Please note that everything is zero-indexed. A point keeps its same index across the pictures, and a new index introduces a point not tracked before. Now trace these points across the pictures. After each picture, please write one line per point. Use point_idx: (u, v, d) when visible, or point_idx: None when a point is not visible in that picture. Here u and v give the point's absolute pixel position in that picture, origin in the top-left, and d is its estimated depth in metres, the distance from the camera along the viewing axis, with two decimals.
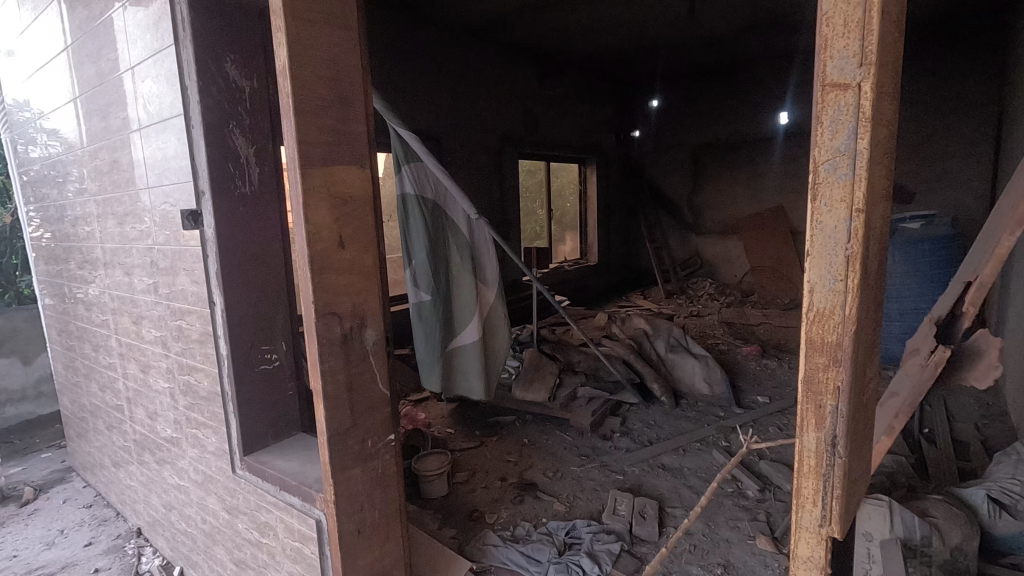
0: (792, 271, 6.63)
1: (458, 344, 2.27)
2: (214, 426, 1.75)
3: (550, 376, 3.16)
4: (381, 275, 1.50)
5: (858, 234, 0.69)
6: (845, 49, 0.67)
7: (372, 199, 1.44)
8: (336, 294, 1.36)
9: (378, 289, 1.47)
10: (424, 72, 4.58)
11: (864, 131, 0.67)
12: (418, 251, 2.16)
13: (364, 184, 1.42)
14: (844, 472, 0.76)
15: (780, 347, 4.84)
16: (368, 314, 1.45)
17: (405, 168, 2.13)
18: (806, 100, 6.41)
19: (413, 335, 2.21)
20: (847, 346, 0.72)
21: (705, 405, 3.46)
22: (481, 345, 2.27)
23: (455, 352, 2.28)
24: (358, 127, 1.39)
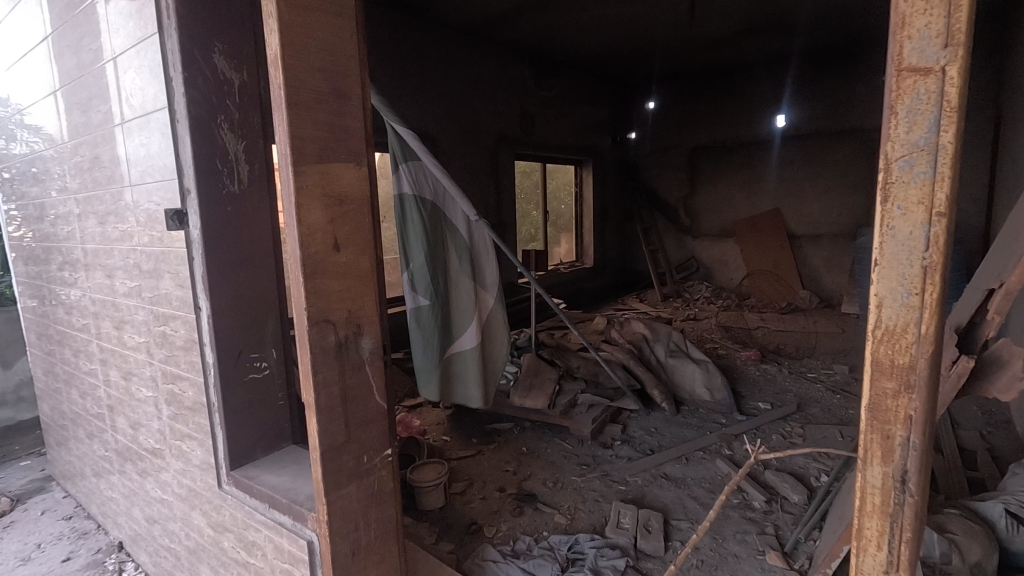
0: (790, 275, 6.66)
1: (456, 350, 2.19)
2: (200, 438, 1.66)
3: (549, 383, 3.04)
4: (379, 280, 1.41)
5: (937, 240, 0.68)
6: (927, 27, 0.65)
7: (369, 199, 1.35)
8: (330, 300, 1.27)
9: (375, 294, 1.38)
10: (420, 71, 4.50)
11: (947, 123, 0.65)
12: (417, 253, 2.05)
13: (361, 183, 1.33)
14: (915, 514, 0.75)
15: (779, 351, 4.78)
16: (364, 321, 1.36)
17: (403, 165, 2.01)
18: (802, 103, 6.39)
19: (411, 343, 2.09)
20: (921, 369, 0.71)
21: (705, 412, 3.40)
22: (480, 351, 2.19)
23: (452, 359, 2.19)
24: (355, 121, 1.30)
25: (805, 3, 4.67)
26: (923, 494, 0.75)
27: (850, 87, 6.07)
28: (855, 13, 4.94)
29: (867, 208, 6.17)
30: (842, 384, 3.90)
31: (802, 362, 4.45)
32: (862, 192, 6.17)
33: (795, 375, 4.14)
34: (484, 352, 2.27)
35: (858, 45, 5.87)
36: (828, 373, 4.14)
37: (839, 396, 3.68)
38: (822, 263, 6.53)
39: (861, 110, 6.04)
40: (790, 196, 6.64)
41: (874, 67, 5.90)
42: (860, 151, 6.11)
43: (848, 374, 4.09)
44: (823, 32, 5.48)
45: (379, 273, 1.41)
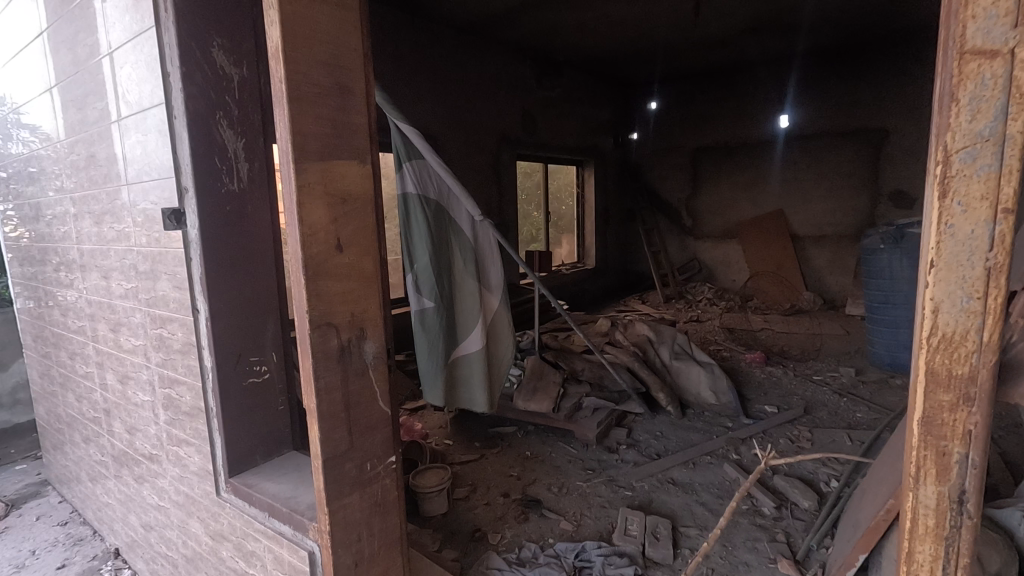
0: (793, 276, 6.62)
1: (460, 353, 2.14)
2: (197, 444, 1.61)
3: (554, 387, 2.99)
4: (383, 282, 1.36)
5: (1002, 238, 0.66)
6: (996, 8, 0.63)
7: (373, 198, 1.31)
8: (333, 302, 1.23)
9: (379, 296, 1.34)
10: (422, 71, 4.46)
11: (1016, 111, 0.63)
12: (421, 254, 2.00)
13: (365, 181, 1.28)
14: (971, 536, 0.74)
15: (784, 353, 4.73)
16: (368, 325, 1.31)
17: (407, 163, 1.97)
18: (805, 103, 6.35)
19: (415, 346, 2.04)
20: (983, 377, 0.69)
21: (711, 416, 3.35)
22: (485, 355, 2.15)
23: (457, 362, 2.14)
24: (359, 117, 1.26)
25: (809, 3, 4.63)
26: (979, 515, 0.74)
27: (854, 87, 6.03)
28: (860, 12, 4.90)
29: (871, 209, 6.13)
30: (848, 387, 3.86)
31: (807, 365, 4.41)
32: (866, 193, 6.13)
33: (801, 377, 4.09)
34: (490, 355, 2.23)
35: (862, 45, 5.83)
36: (834, 376, 4.10)
37: (846, 398, 3.63)
38: (826, 264, 6.49)
39: (865, 110, 6.00)
40: (793, 196, 6.60)
41: (878, 67, 5.86)
42: (864, 152, 6.08)
43: (854, 377, 4.04)
44: (827, 32, 5.44)
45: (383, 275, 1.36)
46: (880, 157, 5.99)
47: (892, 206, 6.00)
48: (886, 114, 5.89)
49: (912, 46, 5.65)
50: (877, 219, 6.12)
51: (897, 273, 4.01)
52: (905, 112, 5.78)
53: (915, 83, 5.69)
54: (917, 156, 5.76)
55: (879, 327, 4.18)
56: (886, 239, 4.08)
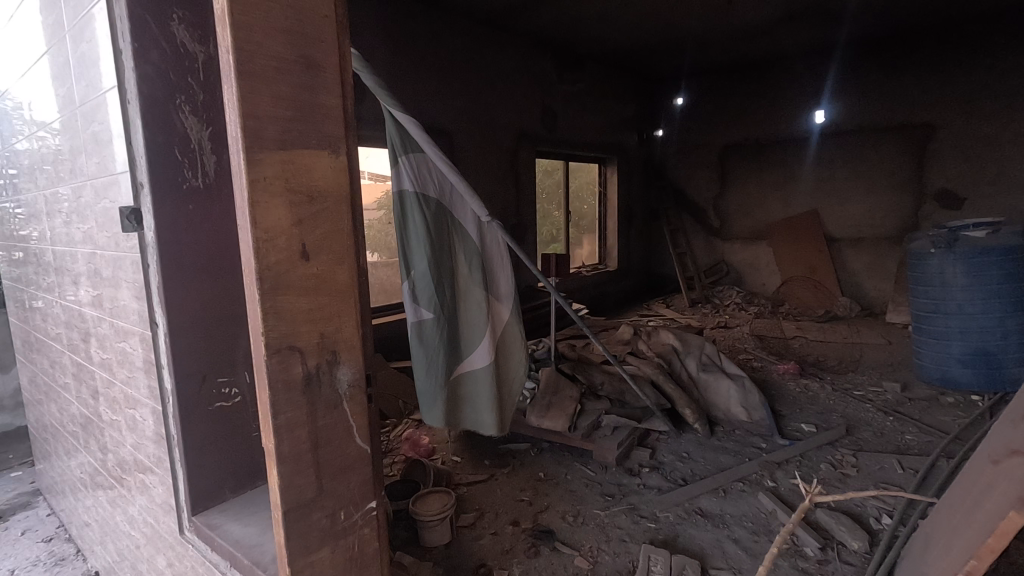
0: (828, 280, 6.26)
1: (464, 369, 1.92)
2: (161, 474, 1.42)
3: (570, 403, 2.73)
4: (362, 295, 1.15)
5: None
6: None
7: (347, 194, 1.09)
8: (295, 322, 1.02)
9: (356, 315, 1.12)
10: (437, 63, 4.26)
11: None
12: (419, 260, 1.78)
13: (338, 174, 1.07)
14: None
15: (820, 364, 4.40)
16: (342, 347, 1.10)
17: (403, 156, 1.75)
18: (843, 97, 5.99)
19: (413, 363, 1.82)
20: None
21: (743, 435, 3.07)
22: (492, 370, 1.93)
23: (460, 379, 1.92)
24: (331, 98, 1.04)
25: None
26: None
27: (896, 81, 5.67)
28: None
29: (914, 210, 5.75)
30: (892, 404, 3.54)
31: (846, 378, 4.08)
32: (909, 192, 5.75)
33: (839, 392, 3.78)
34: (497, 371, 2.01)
35: (906, 34, 5.46)
36: (877, 391, 3.78)
37: (891, 418, 3.32)
38: (864, 268, 6.11)
39: (909, 104, 5.62)
40: (829, 196, 6.24)
41: (924, 59, 5.49)
42: (908, 149, 5.69)
43: (900, 394, 3.70)
44: (869, 20, 5.09)
45: (362, 288, 1.15)
46: (924, 155, 5.61)
47: (937, 207, 5.61)
48: (932, 107, 5.50)
49: (963, 35, 5.26)
50: (921, 221, 5.73)
51: (949, 280, 3.67)
52: (953, 106, 5.39)
53: (964, 75, 5.30)
54: (967, 153, 5.37)
55: (927, 338, 3.84)
56: (937, 243, 3.74)
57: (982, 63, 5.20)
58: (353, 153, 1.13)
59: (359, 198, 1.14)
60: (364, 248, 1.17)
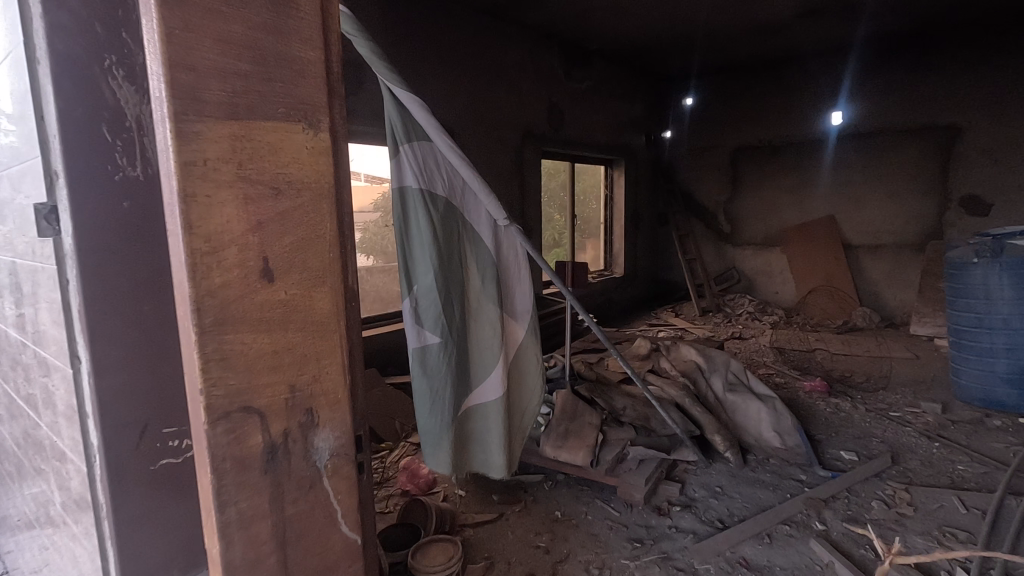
0: (847, 289, 5.97)
1: (472, 403, 1.60)
2: (90, 551, 1.10)
3: (590, 431, 2.40)
4: (350, 326, 0.83)
5: None
6: None
7: (330, 186, 0.78)
8: (254, 372, 0.70)
9: (343, 355, 0.80)
10: (439, 55, 3.95)
11: None
12: (424, 272, 1.45)
13: (316, 158, 0.75)
14: None
15: (847, 381, 4.09)
16: (321, 403, 0.78)
17: (405, 143, 1.42)
18: (863, 98, 5.70)
19: (414, 397, 1.49)
20: None
21: (778, 465, 2.77)
22: (506, 403, 1.62)
23: (466, 414, 1.60)
24: (308, 49, 0.73)
25: None
26: None
27: (920, 81, 5.40)
28: None
29: (938, 216, 5.48)
30: (934, 427, 3.24)
31: (878, 397, 3.78)
32: (932, 198, 5.48)
33: (874, 414, 3.47)
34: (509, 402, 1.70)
35: (932, 32, 5.19)
36: (914, 413, 3.48)
37: (937, 444, 3.02)
38: (883, 277, 5.85)
39: (934, 106, 5.35)
40: (847, 201, 5.96)
41: (951, 58, 5.22)
42: (932, 153, 5.42)
43: (941, 416, 3.41)
44: (895, 16, 4.81)
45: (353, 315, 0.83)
46: (950, 159, 5.34)
47: (963, 214, 5.34)
48: (959, 109, 5.23)
49: (993, 32, 4.99)
50: (945, 229, 5.46)
51: (994, 292, 3.38)
52: (981, 107, 5.12)
53: (994, 75, 5.04)
54: (995, 157, 5.11)
55: (968, 354, 3.55)
56: (981, 252, 3.44)
57: (1012, 62, 4.93)
58: (340, 130, 0.81)
59: (348, 193, 0.82)
60: (354, 261, 0.85)
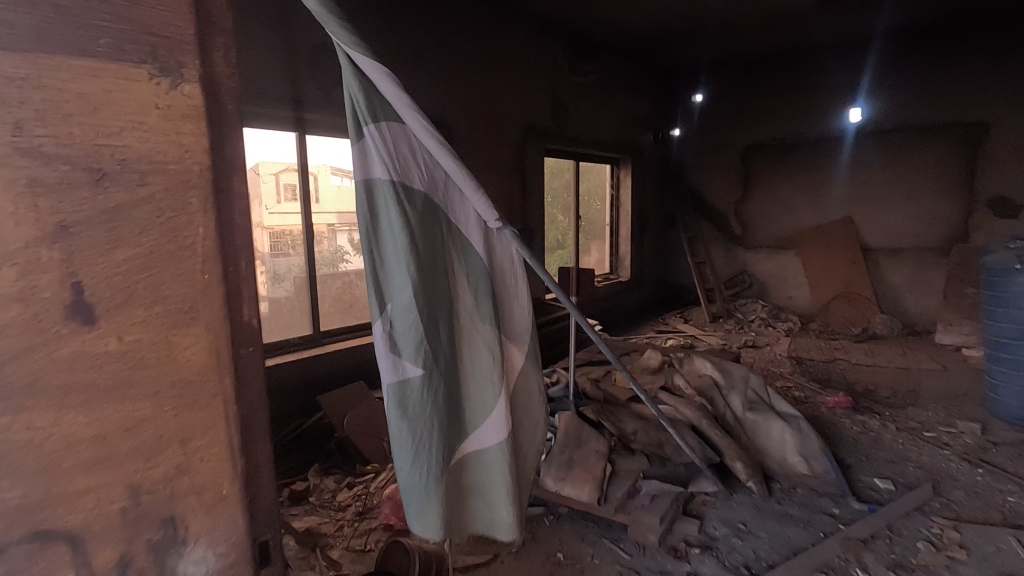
0: (865, 294, 5.65)
1: (469, 448, 1.31)
2: None
3: (597, 461, 2.12)
4: (244, 374, 0.82)
5: None
6: None
7: (183, 144, 0.73)
8: (108, 414, 0.70)
9: (233, 441, 0.80)
10: (435, 42, 3.69)
11: None
12: (401, 287, 1.15)
13: (166, 122, 0.72)
14: None
15: (872, 395, 3.79)
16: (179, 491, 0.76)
17: (371, 123, 1.13)
18: (883, 94, 5.41)
19: (393, 446, 1.19)
20: None
21: (806, 495, 2.48)
22: (512, 446, 1.33)
23: (462, 462, 1.31)
24: (172, 14, 0.72)
25: None
26: None
27: (945, 75, 5.10)
28: None
29: (965, 217, 5.17)
30: (975, 451, 2.94)
31: (908, 414, 3.48)
32: (959, 198, 5.18)
33: (905, 434, 3.18)
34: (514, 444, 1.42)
35: (958, 22, 4.90)
36: (950, 433, 3.18)
37: (980, 471, 2.72)
38: (905, 282, 5.54)
39: (958, 101, 5.06)
40: (867, 202, 5.67)
41: (979, 50, 4.92)
42: (957, 150, 5.13)
43: (980, 437, 3.11)
44: (921, 6, 4.52)
45: (256, 377, 0.83)
46: (976, 157, 5.05)
47: (991, 216, 5.04)
48: (988, 104, 4.93)
49: None
50: (972, 231, 5.16)
51: None
52: (1011, 102, 4.82)
53: None
54: None
55: (1006, 368, 3.27)
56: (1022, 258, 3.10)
57: None
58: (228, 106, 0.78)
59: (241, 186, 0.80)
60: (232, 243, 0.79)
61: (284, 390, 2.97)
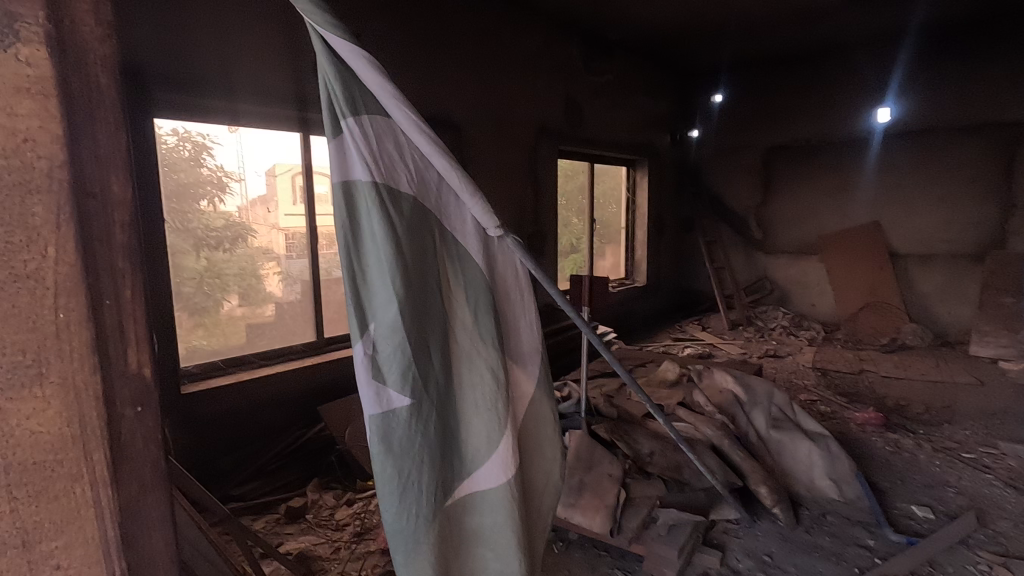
0: (893, 302, 5.41)
1: (469, 487, 1.16)
2: None
3: (610, 487, 1.96)
4: (126, 441, 0.71)
5: None
6: None
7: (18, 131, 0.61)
8: None
9: (108, 537, 0.71)
10: (445, 40, 3.58)
11: None
12: (385, 305, 1.01)
13: None
14: None
15: (903, 412, 3.58)
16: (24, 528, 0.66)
17: (349, 115, 0.99)
18: (912, 94, 5.18)
19: (378, 484, 1.06)
20: None
21: (838, 524, 2.29)
22: (519, 486, 1.18)
23: (460, 503, 1.16)
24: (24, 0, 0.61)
25: None
26: None
27: (981, 73, 4.87)
28: None
29: (1001, 222, 4.93)
30: (1021, 476, 2.72)
31: (943, 432, 3.27)
32: (994, 202, 4.94)
33: (942, 455, 2.97)
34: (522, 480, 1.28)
35: (994, 17, 4.67)
36: (992, 455, 2.95)
37: None
38: (935, 290, 5.30)
39: (993, 101, 4.83)
40: (895, 207, 5.43)
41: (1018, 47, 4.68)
42: (993, 152, 4.89)
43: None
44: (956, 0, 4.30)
45: (147, 458, 0.72)
46: (1014, 160, 4.80)
47: None
48: None
49: None
50: (1009, 237, 4.91)
51: None
52: None
53: None
54: None
55: None
56: None
57: None
58: (80, 84, 0.65)
59: (117, 187, 0.68)
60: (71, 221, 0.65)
61: (284, 400, 2.86)
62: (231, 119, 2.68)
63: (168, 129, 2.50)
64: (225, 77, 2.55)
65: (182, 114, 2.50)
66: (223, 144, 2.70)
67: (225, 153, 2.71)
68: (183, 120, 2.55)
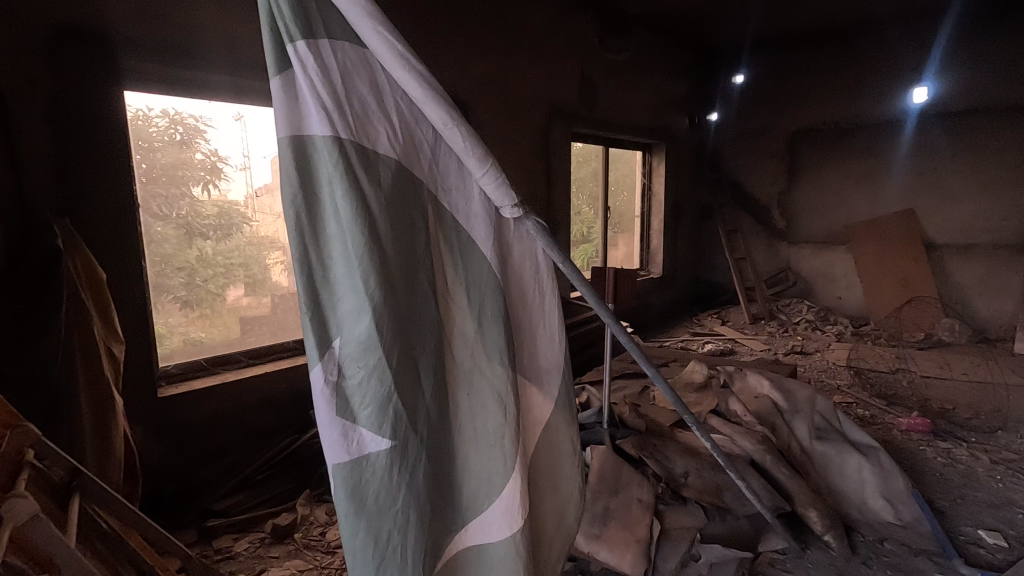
0: (927, 294, 5.07)
1: (467, 543, 0.90)
2: None
3: (641, 516, 1.69)
4: None
5: None
6: None
7: None
8: None
9: None
10: (447, 10, 3.26)
11: None
12: (355, 315, 0.74)
13: None
14: None
15: (950, 417, 3.27)
16: None
17: (300, 39, 0.71)
18: (954, 72, 4.81)
19: (347, 553, 0.79)
20: None
21: (897, 553, 2.00)
22: (528, 544, 0.90)
23: (454, 566, 0.89)
24: None
25: None
26: None
27: None
28: None
29: None
30: None
31: (998, 441, 2.97)
32: None
33: (1002, 467, 2.67)
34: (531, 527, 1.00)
35: None
36: None
37: None
38: (974, 283, 4.97)
39: None
40: (932, 194, 5.07)
41: None
42: None
43: None
44: None
45: None
46: None
47: None
48: None
49: None
50: None
51: None
52: None
53: None
54: None
55: None
56: None
57: None
58: None
59: None
60: None
61: (276, 404, 2.59)
62: (237, 105, 2.44)
63: (156, 110, 2.22)
64: (217, 48, 2.27)
65: (166, 90, 2.21)
66: (217, 128, 2.42)
67: (220, 137, 2.44)
68: (173, 99, 2.27)
